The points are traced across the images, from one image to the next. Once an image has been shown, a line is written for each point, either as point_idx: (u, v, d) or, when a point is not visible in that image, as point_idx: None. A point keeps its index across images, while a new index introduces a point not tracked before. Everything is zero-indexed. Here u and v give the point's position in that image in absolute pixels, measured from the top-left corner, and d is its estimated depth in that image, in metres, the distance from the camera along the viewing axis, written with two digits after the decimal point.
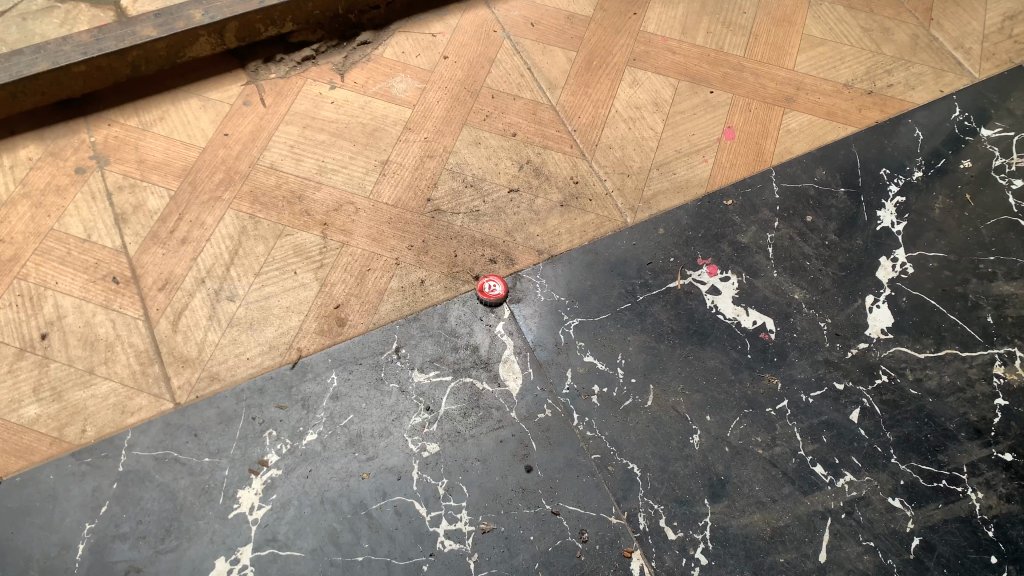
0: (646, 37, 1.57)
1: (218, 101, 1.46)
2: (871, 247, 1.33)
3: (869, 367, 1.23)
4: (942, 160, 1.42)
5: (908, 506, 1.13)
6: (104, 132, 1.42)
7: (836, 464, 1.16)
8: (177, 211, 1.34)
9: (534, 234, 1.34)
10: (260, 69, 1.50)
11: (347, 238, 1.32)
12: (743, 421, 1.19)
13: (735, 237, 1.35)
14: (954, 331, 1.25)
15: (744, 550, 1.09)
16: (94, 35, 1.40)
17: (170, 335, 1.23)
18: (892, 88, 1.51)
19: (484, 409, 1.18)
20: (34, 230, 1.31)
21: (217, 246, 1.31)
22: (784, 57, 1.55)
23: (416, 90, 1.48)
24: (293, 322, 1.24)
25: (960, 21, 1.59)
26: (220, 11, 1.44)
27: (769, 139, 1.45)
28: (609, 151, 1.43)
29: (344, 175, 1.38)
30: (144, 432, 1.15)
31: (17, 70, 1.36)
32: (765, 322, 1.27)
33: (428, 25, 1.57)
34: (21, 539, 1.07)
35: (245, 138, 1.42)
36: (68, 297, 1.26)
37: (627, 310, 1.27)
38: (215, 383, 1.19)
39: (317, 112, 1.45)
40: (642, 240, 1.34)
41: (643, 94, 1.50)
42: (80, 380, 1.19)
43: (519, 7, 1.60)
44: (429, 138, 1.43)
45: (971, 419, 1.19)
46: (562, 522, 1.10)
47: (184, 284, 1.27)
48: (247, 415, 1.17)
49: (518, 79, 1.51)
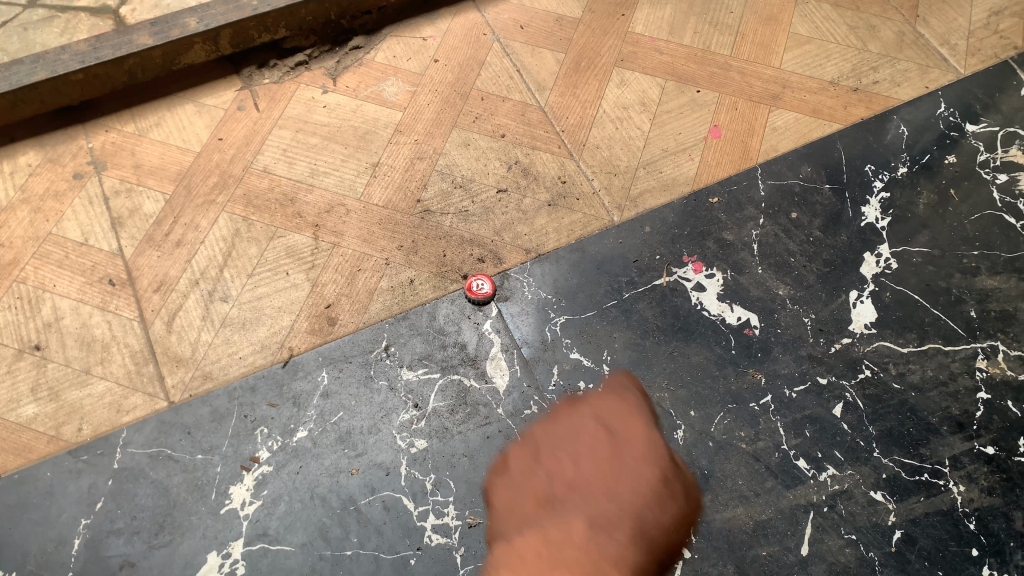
0: (633, 38, 1.58)
1: (213, 107, 1.48)
2: (855, 243, 1.35)
3: (852, 361, 1.24)
4: (927, 156, 1.43)
5: (889, 500, 1.14)
6: (101, 138, 1.45)
7: (819, 458, 1.17)
8: (172, 214, 1.37)
9: (521, 234, 1.36)
10: (253, 75, 1.52)
11: (337, 239, 1.34)
12: (726, 416, 1.20)
13: (720, 234, 1.36)
14: (937, 325, 1.27)
15: (727, 543, 1.11)
16: (91, 45, 1.44)
17: (165, 336, 1.26)
18: (878, 85, 1.52)
19: (471, 405, 1.20)
20: (34, 234, 1.34)
21: (211, 248, 1.33)
22: (771, 56, 1.56)
23: (406, 93, 1.51)
24: (285, 322, 1.27)
25: (946, 18, 1.60)
26: (214, 19, 1.47)
27: (755, 137, 1.46)
28: (597, 151, 1.45)
29: (335, 178, 1.41)
30: (139, 430, 1.18)
31: (16, 79, 1.40)
32: (749, 318, 1.28)
33: (419, 29, 1.59)
34: (19, 534, 1.10)
35: (238, 143, 1.44)
36: (66, 299, 1.29)
37: (613, 307, 1.29)
38: (208, 382, 1.22)
39: (310, 116, 1.48)
40: (628, 238, 1.36)
41: (631, 94, 1.51)
42: (77, 380, 1.22)
43: (509, 11, 1.62)
44: (419, 140, 1.45)
45: (953, 413, 1.20)
46: (548, 516, 1.12)
47: (179, 285, 1.30)
48: (239, 413, 1.20)
49: (507, 81, 1.53)
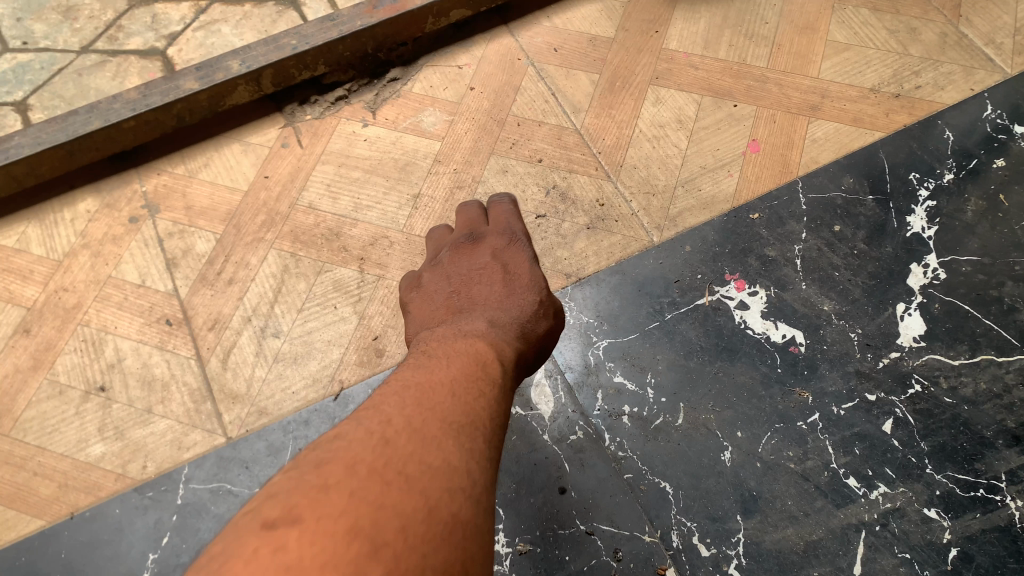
0: (667, 55, 1.59)
1: (258, 145, 1.53)
2: (901, 254, 1.33)
3: (902, 376, 1.22)
4: (974, 160, 1.40)
5: (944, 517, 1.13)
6: (154, 181, 1.50)
7: (870, 476, 1.16)
8: (223, 253, 1.41)
9: (562, 258, 1.37)
10: (295, 112, 1.57)
11: (383, 271, 1.38)
12: (774, 435, 1.20)
13: (762, 250, 1.36)
14: (990, 336, 1.25)
15: (778, 565, 1.11)
16: (141, 92, 1.49)
17: (221, 373, 1.30)
18: (920, 90, 1.49)
19: (517, 433, 1.22)
20: (94, 277, 1.40)
21: (261, 284, 1.38)
22: (808, 65, 1.55)
23: (444, 123, 1.53)
24: (334, 355, 1.30)
25: (990, 17, 1.57)
26: (256, 60, 1.51)
27: (794, 149, 1.45)
28: (635, 171, 1.45)
29: (378, 211, 1.44)
30: (199, 466, 1.23)
31: (73, 129, 1.45)
32: (794, 335, 1.28)
33: (454, 58, 1.62)
34: (91, 569, 1.16)
35: (284, 180, 1.49)
36: (126, 340, 1.34)
37: (655, 329, 1.30)
38: (263, 417, 1.26)
39: (351, 150, 1.52)
40: (669, 258, 1.36)
41: (667, 112, 1.52)
42: (140, 419, 1.27)
43: (542, 34, 1.63)
44: (458, 169, 1.48)
45: (1009, 426, 1.18)
46: (597, 541, 1.14)
47: (232, 323, 1.35)
48: (294, 446, 1.24)
49: (543, 105, 1.54)
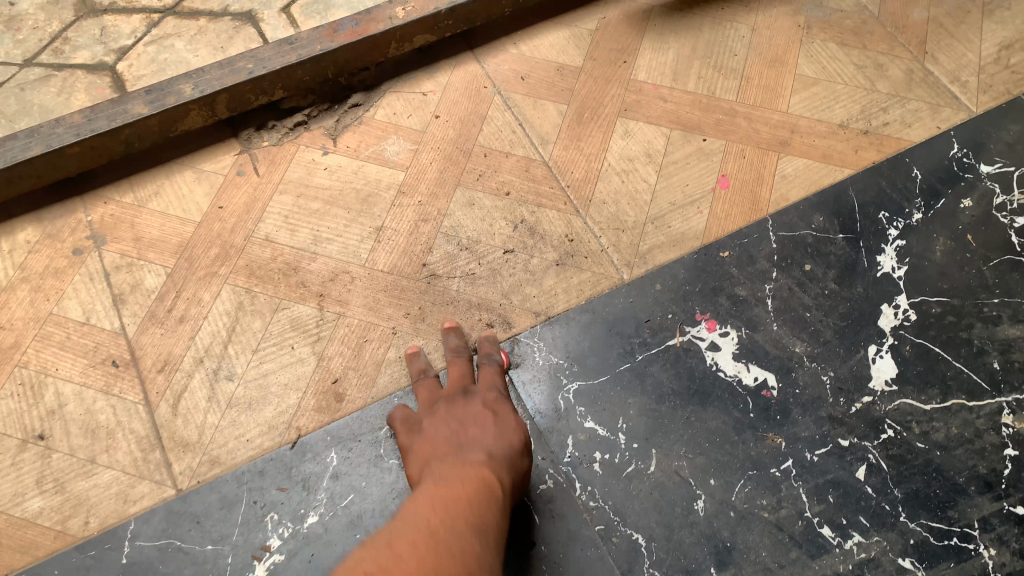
0: (636, 86, 1.56)
1: (212, 173, 1.46)
2: (871, 295, 1.32)
3: (874, 421, 1.21)
4: (942, 200, 1.40)
5: (918, 567, 1.11)
6: (101, 210, 1.43)
7: (844, 525, 1.14)
8: (174, 289, 1.34)
9: (530, 296, 1.33)
10: (252, 138, 1.51)
11: (343, 309, 1.32)
12: (747, 483, 1.17)
13: (733, 289, 1.34)
14: (960, 379, 1.24)
15: None
16: (86, 116, 1.39)
17: (170, 419, 1.23)
18: (888, 127, 1.49)
19: None
20: (34, 315, 1.32)
21: (214, 323, 1.31)
22: (777, 99, 1.54)
23: (408, 152, 1.48)
24: (292, 399, 1.24)
25: (955, 54, 1.57)
26: (210, 84, 1.43)
27: (764, 186, 1.43)
28: (604, 206, 1.42)
29: (339, 244, 1.39)
30: (147, 521, 1.15)
31: (11, 155, 1.35)
32: (766, 378, 1.25)
33: (418, 84, 1.57)
34: None
35: (239, 211, 1.42)
36: (68, 383, 1.26)
37: (626, 371, 1.26)
38: (216, 467, 1.20)
39: (311, 179, 1.46)
40: (640, 297, 1.33)
41: (636, 145, 1.49)
42: (82, 470, 1.20)
43: (509, 61, 1.59)
44: (422, 202, 1.43)
45: (980, 472, 1.17)
46: None
47: (183, 364, 1.28)
48: (249, 499, 1.17)
49: (510, 135, 1.50)
